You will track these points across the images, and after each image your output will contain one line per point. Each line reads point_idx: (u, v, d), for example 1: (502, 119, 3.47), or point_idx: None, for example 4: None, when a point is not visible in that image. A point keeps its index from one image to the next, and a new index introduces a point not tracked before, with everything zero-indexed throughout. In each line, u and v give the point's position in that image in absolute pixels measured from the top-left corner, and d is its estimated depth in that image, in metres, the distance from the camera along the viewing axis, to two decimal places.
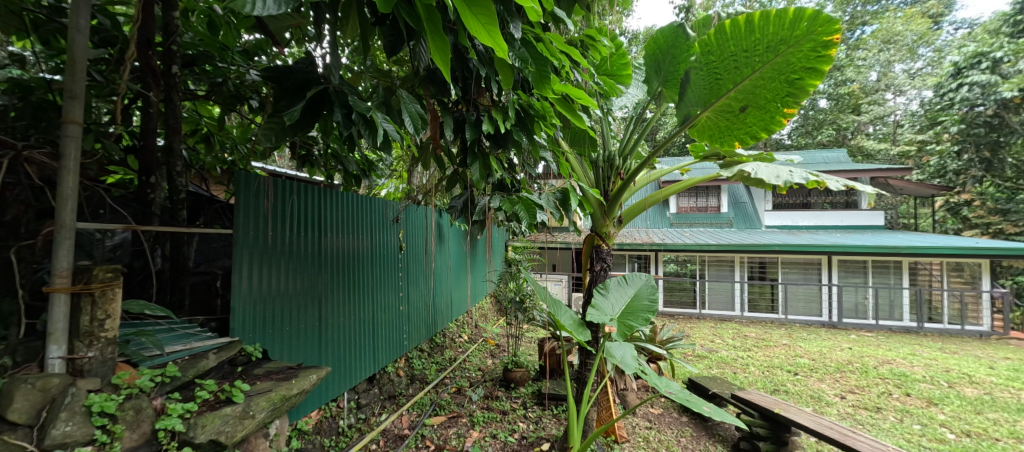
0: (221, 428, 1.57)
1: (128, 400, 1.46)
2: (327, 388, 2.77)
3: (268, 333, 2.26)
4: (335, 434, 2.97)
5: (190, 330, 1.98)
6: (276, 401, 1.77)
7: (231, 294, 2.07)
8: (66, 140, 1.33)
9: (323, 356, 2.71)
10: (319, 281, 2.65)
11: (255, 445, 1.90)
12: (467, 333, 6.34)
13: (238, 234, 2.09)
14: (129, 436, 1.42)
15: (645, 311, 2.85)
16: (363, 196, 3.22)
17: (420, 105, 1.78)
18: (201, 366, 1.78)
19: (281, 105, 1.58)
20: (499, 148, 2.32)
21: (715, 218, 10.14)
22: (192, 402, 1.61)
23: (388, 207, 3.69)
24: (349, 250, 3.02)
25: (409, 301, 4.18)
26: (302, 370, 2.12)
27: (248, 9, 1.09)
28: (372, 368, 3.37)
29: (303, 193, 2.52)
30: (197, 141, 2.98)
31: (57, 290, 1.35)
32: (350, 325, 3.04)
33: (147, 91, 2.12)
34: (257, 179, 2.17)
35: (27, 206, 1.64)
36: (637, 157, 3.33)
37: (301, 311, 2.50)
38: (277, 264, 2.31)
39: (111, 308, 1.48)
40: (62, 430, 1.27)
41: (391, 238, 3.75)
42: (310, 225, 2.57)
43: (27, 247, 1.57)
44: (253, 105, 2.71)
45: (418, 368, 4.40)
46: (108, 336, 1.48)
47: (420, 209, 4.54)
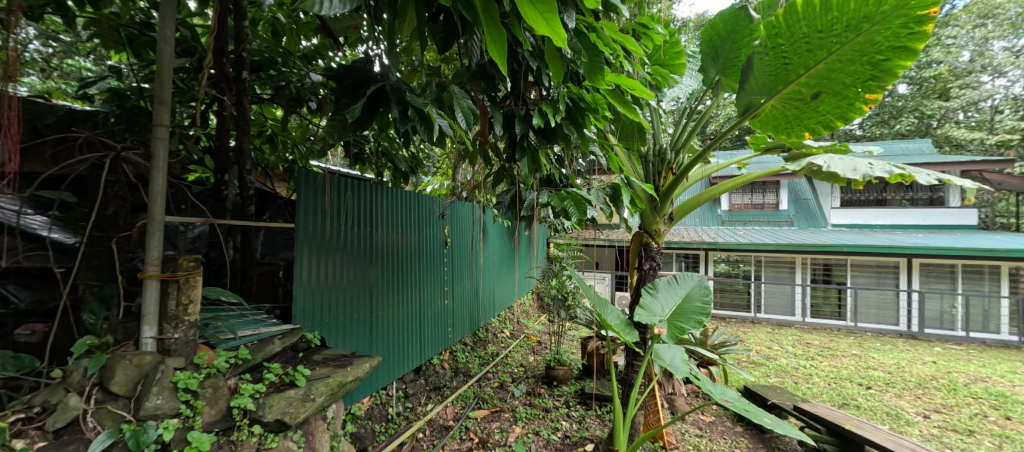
0: (286, 409, 1.69)
1: (207, 379, 1.61)
2: (378, 376, 2.90)
3: (325, 322, 2.39)
4: (385, 421, 3.12)
5: (258, 317, 2.15)
6: (334, 386, 1.88)
7: (293, 284, 2.22)
8: (156, 141, 1.48)
9: (374, 346, 2.84)
10: (370, 274, 2.77)
11: (314, 426, 2.04)
12: (508, 329, 6.45)
13: (299, 228, 2.23)
14: (208, 412, 1.56)
15: (697, 313, 2.75)
16: (411, 193, 3.34)
17: (471, 100, 1.80)
18: (268, 351, 1.91)
19: (343, 103, 1.66)
20: (547, 142, 2.34)
21: (772, 215, 9.52)
22: (260, 383, 1.74)
23: (434, 204, 3.80)
24: (398, 244, 3.14)
25: (453, 295, 4.28)
26: (356, 357, 2.23)
27: (317, 11, 1.14)
28: (418, 360, 3.49)
29: (357, 190, 2.65)
30: (263, 142, 3.27)
31: (149, 277, 1.51)
32: (399, 317, 3.17)
33: (222, 96, 2.32)
34: (317, 177, 2.30)
35: (125, 201, 1.82)
36: (689, 152, 3.19)
37: (354, 302, 2.63)
38: (333, 258, 2.44)
39: (193, 294, 1.63)
40: (154, 403, 1.43)
41: (437, 234, 3.87)
42: (363, 220, 2.70)
43: (124, 238, 1.79)
44: (312, 107, 2.89)
45: (461, 361, 4.54)
46: (191, 319, 1.63)
47: (464, 205, 4.65)
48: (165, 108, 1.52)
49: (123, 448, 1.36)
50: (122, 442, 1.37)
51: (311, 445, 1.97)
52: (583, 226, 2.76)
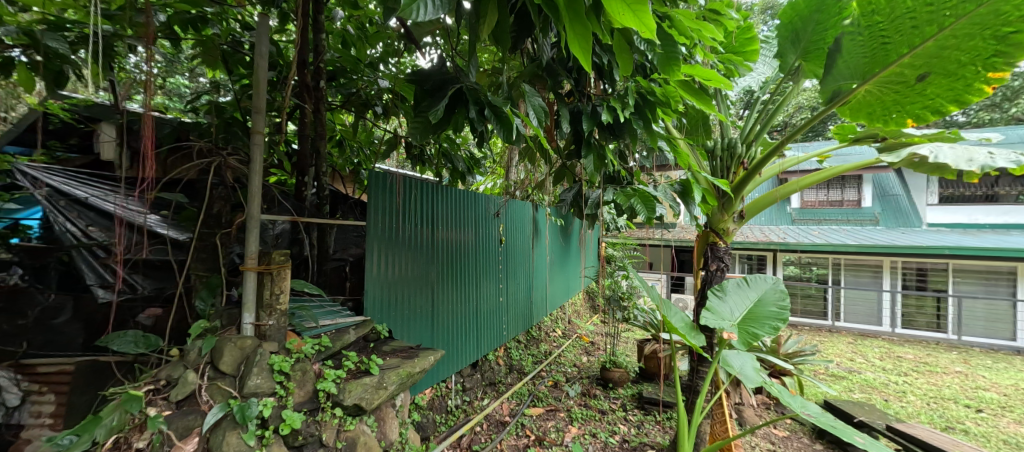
0: (362, 395, 1.83)
1: (297, 363, 1.77)
2: (439, 369, 3.01)
3: (392, 315, 2.52)
4: (444, 412, 3.24)
5: (335, 308, 2.31)
6: (403, 376, 2.02)
7: (364, 278, 2.35)
8: (253, 147, 1.64)
9: (434, 340, 2.95)
10: (431, 270, 2.88)
11: (385, 412, 2.18)
12: (560, 328, 6.44)
13: (370, 226, 2.36)
14: (298, 393, 1.73)
15: (772, 318, 2.57)
16: (468, 193, 3.42)
17: (542, 97, 1.89)
18: (345, 340, 2.06)
19: (424, 105, 1.78)
20: (615, 138, 2.28)
21: (853, 213, 8.58)
22: (341, 369, 1.90)
23: (490, 203, 3.87)
24: (457, 242, 3.24)
25: (507, 293, 4.35)
26: (423, 350, 2.36)
27: (414, 17, 1.20)
28: (475, 356, 3.58)
29: (419, 189, 2.76)
30: (334, 146, 3.56)
31: (248, 269, 1.72)
32: (458, 312, 3.27)
33: (303, 104, 2.55)
34: (385, 178, 2.43)
35: (226, 201, 2.06)
36: (763, 145, 2.99)
37: (417, 297, 2.76)
38: (400, 254, 2.58)
39: (283, 285, 1.80)
40: (254, 382, 1.61)
41: (492, 232, 3.94)
42: (424, 218, 2.80)
43: (225, 234, 2.02)
44: (378, 111, 3.13)
45: (515, 358, 4.61)
46: (282, 308, 1.80)
47: (518, 204, 4.71)
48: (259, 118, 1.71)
49: (232, 421, 1.55)
50: (231, 415, 1.56)
51: (382, 429, 2.12)
52: (653, 222, 2.84)
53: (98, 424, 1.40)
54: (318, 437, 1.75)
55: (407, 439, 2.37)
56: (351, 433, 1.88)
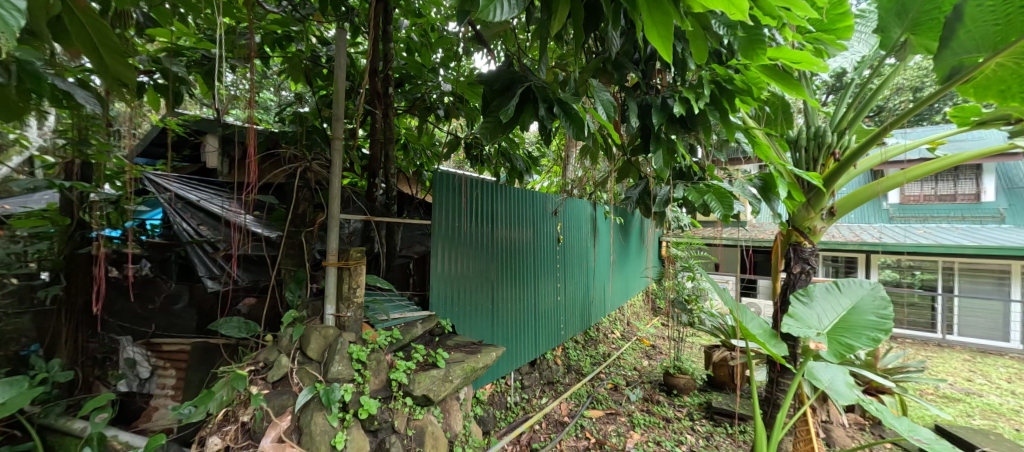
0: (431, 387, 2.06)
1: (372, 352, 1.97)
2: (499, 366, 3.08)
3: (455, 311, 2.62)
4: (504, 408, 3.29)
5: (403, 302, 2.43)
6: (467, 371, 2.23)
7: (430, 274, 2.46)
8: (333, 151, 1.77)
9: (495, 337, 3.02)
10: (492, 267, 2.95)
11: (447, 404, 2.37)
12: (620, 330, 6.32)
13: (436, 224, 2.46)
14: (374, 380, 1.94)
15: (871, 328, 2.31)
16: (528, 191, 3.45)
17: (610, 92, 1.99)
18: (413, 333, 2.22)
19: (495, 106, 1.96)
20: (687, 130, 2.23)
21: (971, 209, 7.45)
22: (411, 361, 2.12)
23: (548, 201, 3.88)
24: (516, 240, 3.29)
25: (566, 292, 4.34)
26: (484, 346, 2.57)
27: (490, 18, 1.24)
28: (533, 354, 3.62)
29: (481, 187, 2.82)
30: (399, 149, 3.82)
31: (329, 264, 1.88)
32: (517, 310, 3.32)
33: (375, 110, 2.77)
34: (450, 177, 2.52)
35: (307, 202, 2.28)
36: (858, 134, 2.72)
37: (479, 293, 2.85)
38: (463, 252, 2.67)
39: (358, 280, 1.96)
40: (337, 368, 1.81)
41: (551, 230, 3.95)
42: (485, 216, 2.87)
43: (309, 232, 2.25)
44: (439, 114, 3.34)
45: (574, 359, 4.57)
46: (359, 301, 1.98)
47: (577, 201, 4.66)
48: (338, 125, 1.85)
49: (318, 403, 1.76)
50: (317, 397, 1.76)
51: (448, 421, 2.35)
52: (729, 220, 2.72)
53: (212, 399, 1.68)
54: (391, 424, 1.96)
55: (470, 432, 2.55)
56: (420, 421, 2.10)
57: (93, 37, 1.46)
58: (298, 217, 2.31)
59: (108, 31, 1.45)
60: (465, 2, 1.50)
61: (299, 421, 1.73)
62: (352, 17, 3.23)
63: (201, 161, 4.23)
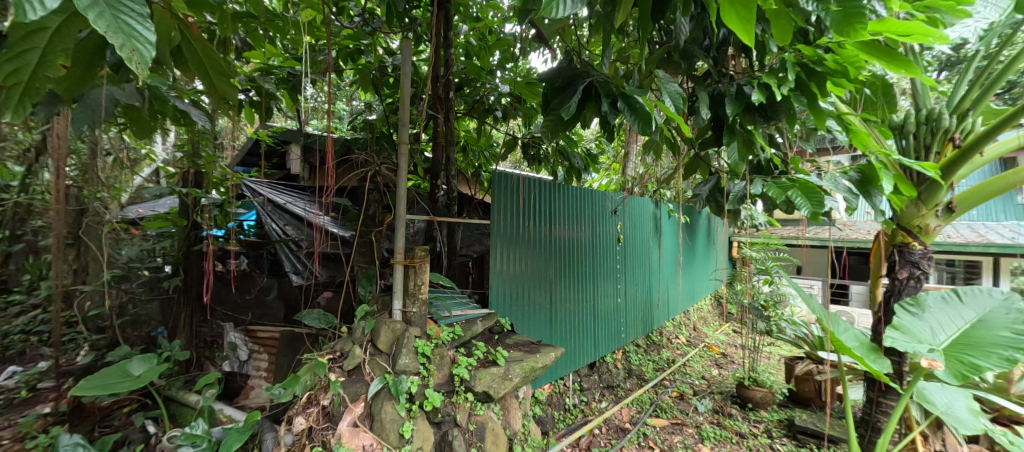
0: (490, 384, 2.19)
1: (436, 347, 2.16)
2: (556, 366, 3.10)
3: (514, 310, 2.70)
4: (562, 410, 3.23)
5: (464, 301, 2.60)
6: (526, 370, 2.34)
7: (489, 274, 2.53)
8: (398, 157, 1.89)
9: (554, 337, 3.08)
10: (550, 267, 2.99)
11: (507, 401, 2.45)
12: (685, 336, 6.15)
13: (494, 225, 2.52)
14: (437, 375, 2.12)
15: (999, 346, 1.99)
16: (586, 189, 3.44)
17: (678, 84, 2.01)
18: (473, 331, 2.38)
19: (556, 104, 2.10)
20: (766, 120, 2.24)
21: None
22: (472, 357, 2.27)
23: (607, 200, 3.83)
24: (574, 239, 3.30)
25: (625, 293, 4.28)
26: (544, 346, 2.67)
27: (554, 15, 1.23)
28: (592, 355, 3.63)
29: (540, 187, 2.85)
30: (460, 152, 4.04)
31: (397, 262, 2.07)
32: (573, 311, 3.33)
33: (437, 114, 3.04)
34: (509, 178, 2.56)
35: (376, 203, 2.56)
36: (986, 117, 2.36)
37: (535, 293, 2.88)
38: (520, 251, 2.71)
39: (422, 278, 2.16)
40: (404, 361, 2.01)
41: (610, 229, 3.90)
42: (543, 216, 2.91)
43: (378, 231, 2.51)
44: (497, 114, 3.58)
45: (635, 363, 4.47)
46: (423, 298, 2.17)
47: (638, 199, 4.54)
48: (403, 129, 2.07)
49: (387, 393, 1.94)
50: (387, 387, 1.96)
51: (507, 418, 2.42)
52: (818, 219, 2.38)
53: (298, 382, 1.88)
54: (454, 417, 2.14)
55: (529, 431, 2.57)
56: (481, 417, 2.23)
57: (206, 64, 1.68)
58: (369, 217, 2.53)
59: (216, 55, 1.66)
60: (528, 3, 1.50)
61: (371, 408, 1.93)
62: (415, 27, 3.46)
63: (287, 169, 4.73)
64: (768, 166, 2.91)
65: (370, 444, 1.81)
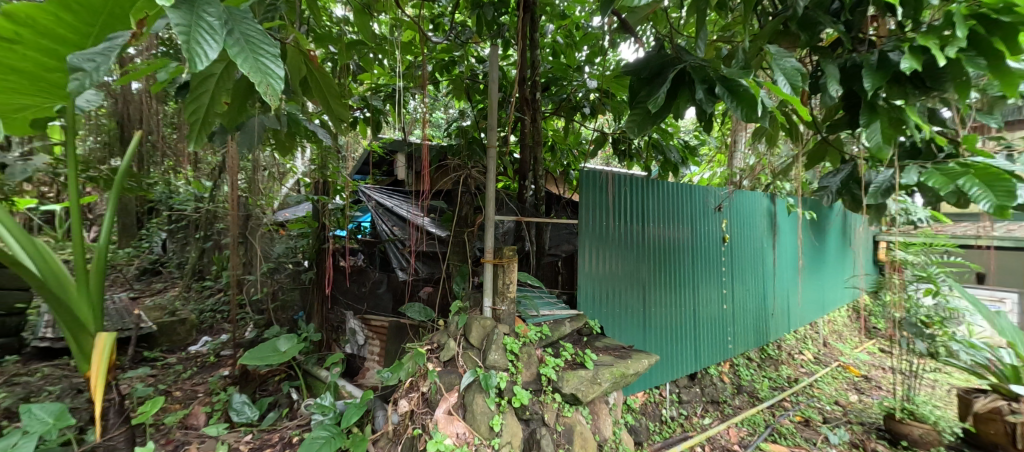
0: (578, 387, 2.40)
1: (524, 346, 2.45)
2: (650, 374, 3.28)
3: (602, 310, 3.03)
4: (659, 422, 3.30)
5: (552, 301, 3.01)
6: (615, 376, 2.54)
7: (578, 273, 2.89)
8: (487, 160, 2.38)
9: (645, 339, 3.34)
10: (639, 268, 3.27)
11: (597, 407, 2.66)
12: (813, 352, 5.42)
13: (582, 223, 2.86)
14: (525, 373, 2.40)
15: None
16: (681, 188, 3.61)
17: (794, 59, 1.91)
18: (560, 331, 2.69)
19: (643, 96, 2.09)
20: (924, 91, 2.00)
21: None
22: (559, 359, 2.55)
23: (707, 197, 3.92)
24: (666, 238, 3.50)
25: (732, 300, 4.24)
26: (635, 353, 2.83)
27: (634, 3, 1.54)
28: (689, 361, 3.73)
29: (629, 185, 3.16)
30: (548, 152, 4.28)
31: (486, 261, 2.43)
32: (665, 315, 3.52)
33: (524, 117, 3.33)
34: (597, 176, 2.89)
35: (468, 206, 3.04)
36: None
37: (624, 294, 3.20)
38: (608, 252, 3.04)
39: (510, 277, 2.47)
40: (494, 356, 2.32)
41: (710, 228, 3.96)
42: (633, 215, 3.19)
43: (470, 232, 2.99)
44: (586, 111, 3.68)
45: (747, 380, 4.30)
46: (511, 296, 2.48)
47: (745, 194, 4.43)
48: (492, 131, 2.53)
49: (477, 386, 2.23)
50: (477, 380, 2.24)
51: (597, 422, 2.62)
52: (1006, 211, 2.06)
53: (403, 369, 2.29)
54: (542, 416, 2.37)
55: (621, 440, 2.74)
56: (569, 419, 2.44)
57: (326, 92, 2.22)
58: (462, 219, 3.04)
59: (333, 84, 2.20)
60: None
61: (464, 398, 2.24)
62: (504, 32, 3.64)
63: (393, 176, 5.23)
64: (928, 149, 2.66)
65: (463, 432, 2.12)
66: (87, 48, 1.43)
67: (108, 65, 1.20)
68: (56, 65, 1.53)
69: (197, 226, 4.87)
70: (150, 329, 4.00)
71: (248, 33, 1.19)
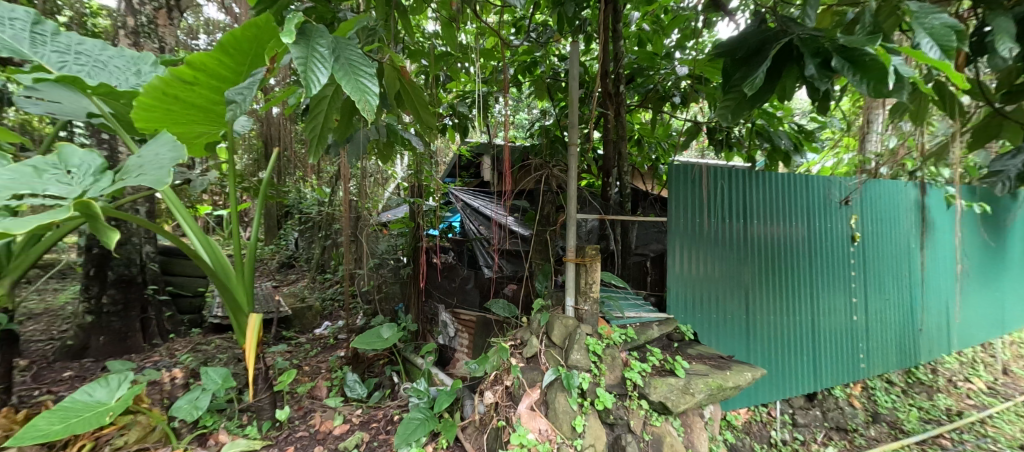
0: (667, 395, 2.31)
1: (608, 347, 2.43)
2: (755, 390, 3.03)
3: (697, 315, 2.87)
4: (767, 443, 3.05)
5: (639, 303, 2.92)
6: (711, 387, 2.39)
7: (667, 274, 2.78)
8: (569, 157, 2.45)
9: (750, 350, 3.07)
10: (741, 270, 3.02)
11: (691, 419, 2.48)
12: (985, 379, 4.42)
13: (672, 220, 2.75)
14: (610, 376, 2.38)
15: None
16: (794, 180, 3.25)
17: (946, 15, 1.57)
18: (648, 335, 2.62)
19: (738, 78, 1.87)
20: None
21: None
22: (646, 364, 2.47)
23: (829, 189, 3.46)
24: (774, 237, 3.18)
25: (863, 311, 3.67)
26: (735, 364, 2.68)
27: None
28: (804, 377, 3.34)
29: (729, 179, 2.94)
30: (633, 146, 4.16)
31: (568, 260, 2.47)
32: (778, 325, 3.21)
33: (607, 111, 3.38)
34: (690, 169, 2.77)
35: (552, 204, 3.17)
36: None
37: (727, 299, 2.99)
38: (707, 253, 2.88)
39: (593, 276, 2.46)
40: (576, 356, 2.34)
41: (831, 225, 3.50)
42: (732, 212, 2.97)
43: (553, 231, 3.08)
44: (676, 100, 3.50)
45: (887, 408, 3.71)
46: (595, 296, 2.48)
47: (881, 185, 3.81)
48: (575, 128, 2.60)
49: (559, 384, 2.28)
50: (559, 379, 2.29)
51: (690, 436, 2.44)
52: None
53: (488, 362, 2.44)
54: (628, 422, 2.28)
55: None
56: (658, 429, 2.32)
57: (416, 104, 2.43)
58: (544, 217, 3.15)
59: (422, 94, 2.38)
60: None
61: (546, 395, 2.32)
62: (585, 27, 3.59)
63: (480, 177, 5.45)
64: None
65: (545, 429, 2.21)
66: (237, 83, 1.97)
67: (251, 96, 1.60)
68: (219, 99, 2.11)
69: (320, 226, 5.65)
70: (286, 313, 4.81)
71: (352, 58, 1.53)
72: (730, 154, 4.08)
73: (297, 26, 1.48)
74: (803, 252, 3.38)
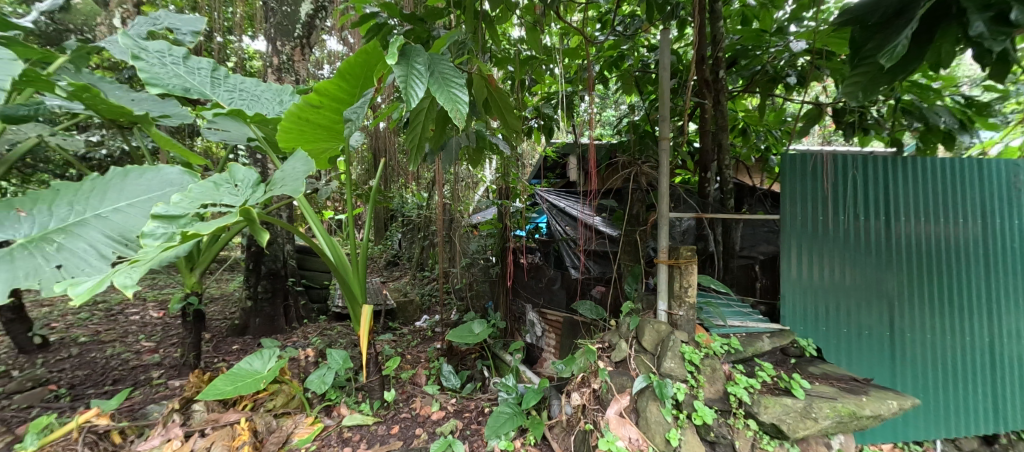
0: (782, 417, 2.02)
1: (706, 357, 2.25)
2: (902, 423, 2.51)
3: (820, 328, 2.47)
4: None
5: (744, 310, 2.63)
6: (840, 414, 2.04)
7: (782, 280, 2.44)
8: (660, 152, 2.32)
9: (896, 373, 2.55)
10: (881, 277, 2.53)
11: (812, 447, 2.12)
12: None
13: (786, 219, 2.42)
14: (709, 389, 2.19)
15: None
16: (958, 166, 2.63)
17: None
18: (756, 347, 2.35)
19: (872, 48, 1.59)
20: None
21: None
22: (755, 380, 2.21)
23: (1011, 176, 2.74)
24: (930, 236, 2.60)
25: None
26: (874, 389, 2.25)
27: None
28: (975, 412, 2.68)
29: (863, 168, 2.49)
30: (737, 137, 3.78)
31: (660, 261, 2.35)
32: (937, 345, 2.62)
33: (705, 100, 3.11)
34: (810, 159, 2.41)
35: (641, 202, 3.03)
36: None
37: (864, 312, 2.52)
38: (836, 255, 2.47)
39: (689, 279, 2.31)
40: (670, 364, 2.21)
41: (1015, 219, 2.76)
42: (868, 207, 2.51)
43: (643, 231, 2.93)
44: (791, 81, 3.08)
45: None
46: (690, 300, 2.32)
47: None
48: (666, 122, 2.46)
49: (651, 392, 2.17)
50: (651, 386, 2.18)
51: None
52: None
53: (575, 363, 2.39)
54: (731, 441, 2.08)
55: None
56: None
57: (501, 108, 2.54)
58: (634, 216, 3.02)
59: (507, 99, 2.48)
60: None
61: (637, 403, 2.20)
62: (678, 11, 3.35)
63: (565, 177, 5.52)
64: None
65: (635, 437, 2.10)
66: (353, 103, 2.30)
67: (362, 114, 1.85)
68: (338, 119, 2.45)
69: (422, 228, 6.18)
70: (391, 306, 5.40)
71: (444, 73, 1.68)
72: (865, 139, 3.44)
73: (400, 48, 1.65)
74: (974, 255, 2.71)
